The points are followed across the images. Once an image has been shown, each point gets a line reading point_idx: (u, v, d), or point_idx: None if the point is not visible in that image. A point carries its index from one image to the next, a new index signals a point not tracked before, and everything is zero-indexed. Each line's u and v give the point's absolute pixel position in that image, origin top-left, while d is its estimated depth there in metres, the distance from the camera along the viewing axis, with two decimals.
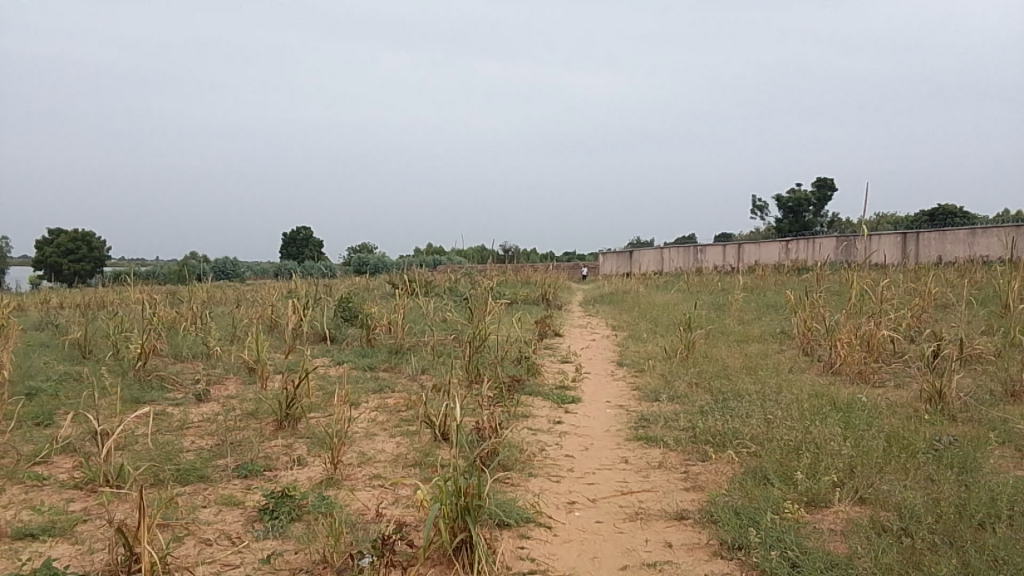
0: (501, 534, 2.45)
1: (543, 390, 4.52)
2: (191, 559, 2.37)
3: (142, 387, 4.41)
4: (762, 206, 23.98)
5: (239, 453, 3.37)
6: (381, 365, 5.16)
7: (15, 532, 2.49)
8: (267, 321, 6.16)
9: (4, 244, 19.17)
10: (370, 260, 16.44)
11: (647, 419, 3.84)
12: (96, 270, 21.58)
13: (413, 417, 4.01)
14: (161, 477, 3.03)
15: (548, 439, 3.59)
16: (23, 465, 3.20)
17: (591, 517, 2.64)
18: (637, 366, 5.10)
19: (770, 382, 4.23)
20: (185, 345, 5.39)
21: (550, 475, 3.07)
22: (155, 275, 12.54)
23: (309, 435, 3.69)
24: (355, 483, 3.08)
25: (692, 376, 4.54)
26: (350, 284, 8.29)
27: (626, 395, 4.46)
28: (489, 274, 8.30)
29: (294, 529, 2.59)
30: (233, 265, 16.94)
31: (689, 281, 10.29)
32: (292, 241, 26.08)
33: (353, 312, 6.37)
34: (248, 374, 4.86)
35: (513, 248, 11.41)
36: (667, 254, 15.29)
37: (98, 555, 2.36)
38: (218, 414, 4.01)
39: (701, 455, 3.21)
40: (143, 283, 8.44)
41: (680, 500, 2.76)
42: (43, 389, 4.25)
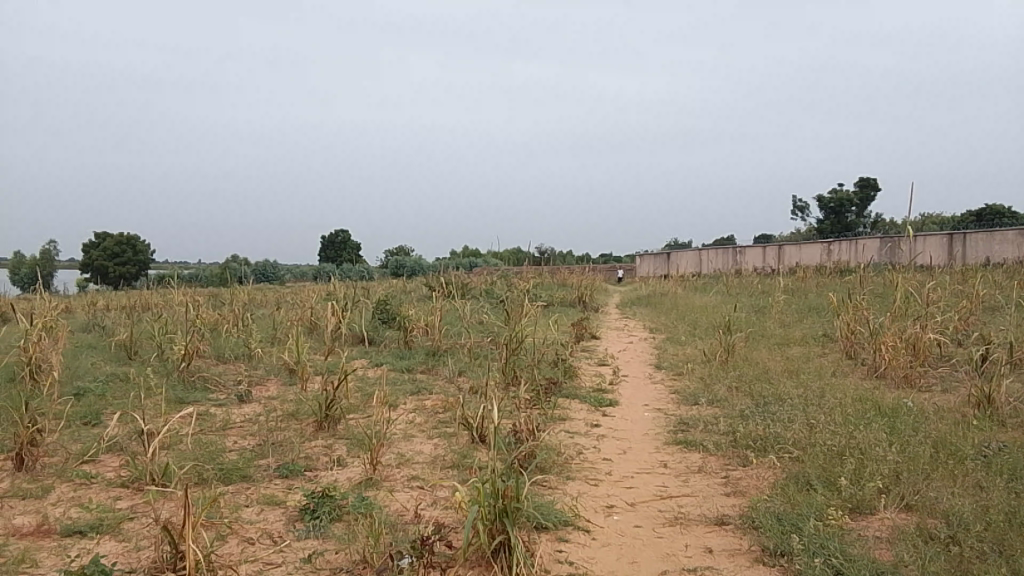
0: (539, 537, 2.44)
1: (580, 393, 4.51)
2: (234, 557, 2.41)
3: (185, 388, 4.50)
4: (802, 207, 23.62)
5: (280, 454, 3.42)
6: (418, 367, 5.19)
7: (64, 529, 2.56)
8: (306, 323, 6.24)
9: (52, 247, 19.77)
10: (407, 263, 16.56)
11: (686, 423, 3.80)
12: (141, 273, 22.09)
13: (451, 419, 4.03)
14: (204, 476, 3.09)
15: (585, 442, 3.58)
16: (72, 464, 3.29)
17: (629, 522, 2.61)
18: (676, 369, 5.06)
19: (813, 386, 4.16)
20: (227, 346, 5.48)
21: (588, 479, 3.05)
22: (197, 277, 12.79)
23: (348, 436, 3.73)
24: (394, 484, 3.10)
25: (732, 379, 4.48)
26: (388, 287, 8.36)
27: (664, 399, 4.42)
28: (526, 276, 8.30)
29: (335, 529, 2.62)
30: (273, 268, 17.21)
31: (728, 283, 10.17)
32: (331, 244, 26.41)
33: (391, 314, 6.42)
34: (288, 375, 4.92)
35: (549, 250, 11.40)
36: (706, 255, 15.14)
37: (144, 552, 2.41)
38: (260, 414, 4.07)
39: (742, 460, 3.17)
40: (186, 286, 8.62)
41: (720, 505, 2.73)
42: (91, 389, 4.36)
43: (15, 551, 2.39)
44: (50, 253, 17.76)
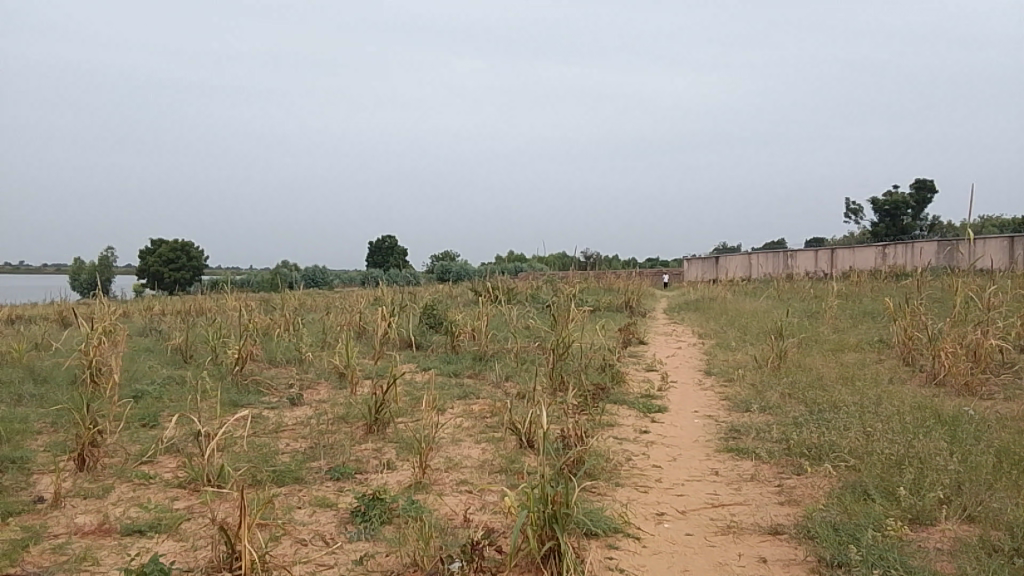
0: (589, 543, 2.43)
1: (628, 399, 4.48)
2: (288, 558, 2.45)
3: (239, 391, 4.60)
4: (856, 210, 23.11)
5: (331, 456, 3.47)
6: (465, 372, 5.22)
7: (125, 528, 2.63)
8: (355, 327, 6.33)
9: (111, 254, 20.45)
10: (453, 268, 16.68)
11: (737, 430, 3.74)
12: (195, 278, 22.67)
13: (498, 424, 4.03)
14: (258, 478, 3.14)
15: (634, 448, 3.55)
16: (131, 465, 3.38)
17: (681, 530, 2.58)
18: (726, 375, 4.99)
19: (869, 394, 4.06)
20: (278, 350, 5.59)
21: (638, 485, 3.02)
22: (249, 283, 13.09)
23: (397, 439, 3.77)
24: (443, 488, 3.11)
25: (784, 386, 4.40)
26: (435, 292, 8.42)
27: (715, 405, 4.36)
28: (572, 280, 8.28)
29: (385, 532, 2.64)
30: (322, 273, 17.49)
31: (778, 287, 9.99)
32: (379, 250, 26.74)
33: (438, 319, 6.47)
34: (338, 379, 5.00)
35: (595, 255, 11.36)
36: (755, 259, 14.91)
37: (201, 552, 2.47)
38: (311, 418, 4.14)
39: (796, 468, 3.11)
40: (239, 291, 8.82)
41: (774, 514, 2.68)
42: (148, 391, 4.49)
43: (78, 549, 2.47)
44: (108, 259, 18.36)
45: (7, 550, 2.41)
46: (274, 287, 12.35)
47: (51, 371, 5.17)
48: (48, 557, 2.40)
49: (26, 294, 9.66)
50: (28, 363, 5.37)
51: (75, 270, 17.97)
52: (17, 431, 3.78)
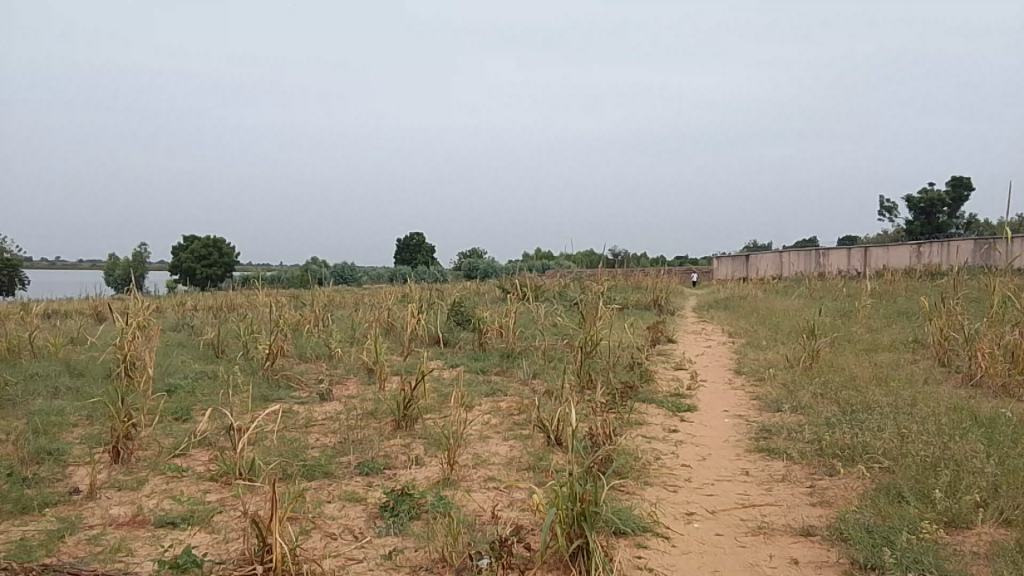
0: (618, 542, 2.42)
1: (657, 398, 4.45)
2: (318, 552, 2.47)
3: (270, 385, 4.65)
4: (890, 208, 22.75)
5: (360, 451, 3.50)
6: (493, 369, 5.22)
7: (159, 520, 2.67)
8: (384, 324, 6.36)
9: (144, 251, 20.82)
10: (481, 266, 16.72)
11: (768, 430, 3.70)
12: (226, 275, 22.98)
13: (526, 421, 4.03)
14: (289, 472, 3.18)
15: (663, 447, 3.53)
16: (164, 457, 3.44)
17: (710, 530, 2.56)
18: (757, 374, 4.94)
19: (903, 394, 3.99)
20: (308, 346, 5.64)
21: (667, 485, 3.00)
22: (279, 279, 13.24)
23: (425, 435, 3.78)
24: (471, 484, 3.12)
25: (816, 386, 4.34)
26: (463, 289, 8.44)
27: (745, 405, 4.32)
28: (600, 278, 8.25)
29: (414, 527, 2.66)
30: (350, 270, 17.63)
31: (810, 286, 9.86)
32: (407, 247, 26.89)
33: (466, 316, 6.49)
34: (367, 375, 5.03)
35: (623, 253, 11.31)
36: (786, 258, 14.74)
37: (233, 544, 2.50)
38: (340, 413, 4.17)
39: (829, 470, 3.07)
40: (269, 287, 8.91)
41: (806, 515, 2.65)
42: (181, 386, 4.56)
43: (113, 540, 2.51)
44: (141, 255, 18.67)
45: (44, 540, 2.46)
46: (304, 283, 12.48)
47: (86, 365, 5.26)
48: (84, 547, 2.45)
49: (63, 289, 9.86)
50: (65, 356, 5.48)
51: (110, 266, 18.30)
52: (54, 423, 3.86)
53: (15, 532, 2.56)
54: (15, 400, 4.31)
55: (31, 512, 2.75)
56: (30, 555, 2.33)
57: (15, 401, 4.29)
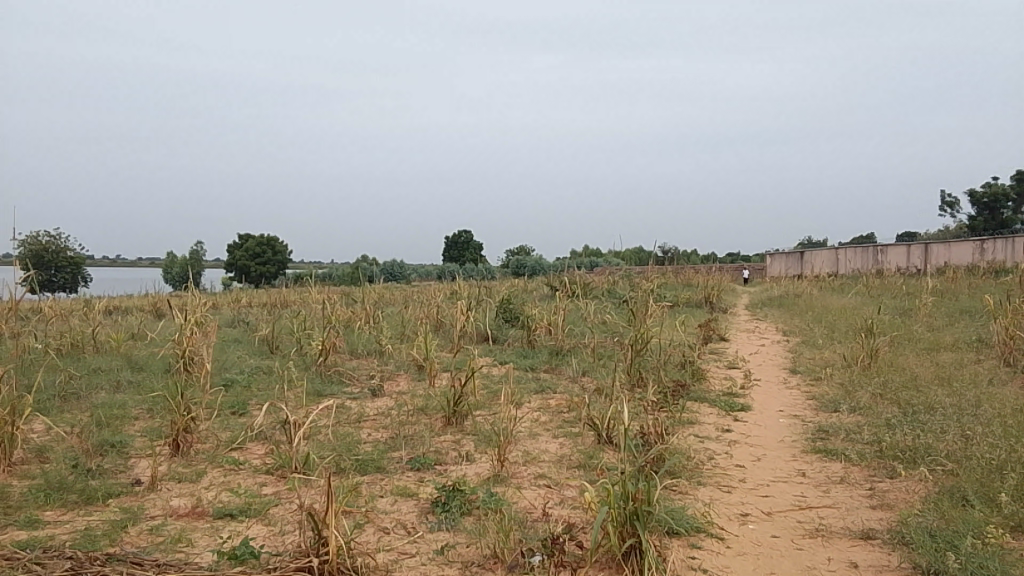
0: (671, 542, 2.39)
1: (710, 397, 4.39)
2: (371, 545, 2.51)
3: (322, 381, 4.74)
4: (952, 203, 22.05)
5: (411, 447, 3.53)
6: (542, 366, 5.22)
7: (217, 512, 2.74)
8: (433, 321, 6.41)
9: (201, 249, 21.42)
10: (529, 263, 16.74)
11: (825, 430, 3.62)
12: (279, 272, 23.48)
13: (576, 419, 4.02)
14: (343, 466, 3.23)
15: (716, 447, 3.48)
16: (222, 451, 3.52)
17: (766, 531, 2.52)
18: (813, 374, 4.84)
19: (968, 395, 3.86)
20: (360, 342, 5.73)
21: (720, 485, 2.96)
22: (330, 277, 13.49)
23: (475, 432, 3.80)
24: (522, 481, 3.12)
25: (875, 386, 4.23)
26: (511, 286, 8.44)
27: (801, 405, 4.23)
28: (650, 275, 8.17)
29: (465, 523, 2.67)
30: (400, 267, 17.84)
31: (868, 283, 9.63)
32: (455, 244, 27.08)
33: (514, 314, 6.50)
34: (417, 371, 5.08)
35: (673, 249, 11.18)
36: (841, 255, 14.40)
37: (288, 537, 2.55)
38: (392, 408, 4.22)
39: (889, 472, 2.99)
40: (321, 284, 9.05)
41: (865, 518, 2.58)
42: (238, 380, 4.67)
43: (174, 531, 2.58)
44: (197, 254, 19.22)
45: (108, 530, 2.54)
46: (355, 281, 12.66)
47: (147, 360, 5.43)
48: (145, 537, 2.52)
49: (125, 286, 10.17)
50: (126, 352, 5.65)
51: (168, 263, 18.82)
52: (117, 416, 3.99)
53: (81, 522, 2.65)
54: (79, 394, 4.47)
55: (96, 502, 2.84)
56: (95, 544, 2.41)
57: (79, 395, 4.45)
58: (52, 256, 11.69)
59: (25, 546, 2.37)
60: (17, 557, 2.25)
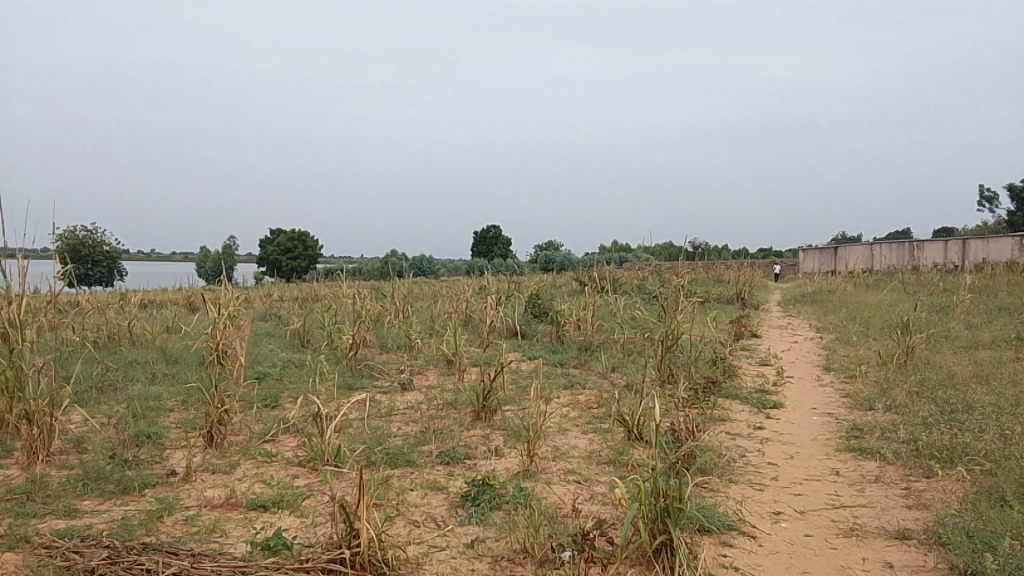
0: (703, 539, 2.38)
1: (741, 394, 4.35)
2: (402, 538, 2.53)
3: (353, 374, 4.79)
4: (990, 198, 21.61)
5: (441, 441, 3.55)
6: (571, 362, 5.21)
7: (251, 503, 2.78)
8: (462, 316, 6.43)
9: (233, 244, 21.75)
10: (557, 258, 16.71)
11: (860, 429, 3.57)
12: (310, 267, 23.73)
13: (605, 415, 4.01)
14: (373, 459, 3.25)
15: (749, 445, 3.45)
16: (254, 443, 3.57)
17: (799, 530, 2.49)
18: (847, 372, 4.77)
19: (1008, 394, 3.78)
20: (390, 337, 5.77)
21: (753, 483, 2.94)
22: (360, 271, 13.59)
23: (504, 427, 3.81)
24: (552, 476, 3.12)
25: (912, 384, 4.16)
26: (540, 281, 8.45)
27: (835, 403, 4.18)
28: (680, 270, 8.12)
29: (495, 517, 2.68)
30: (429, 263, 17.93)
31: (904, 279, 9.47)
32: (484, 240, 27.14)
33: (543, 309, 6.50)
34: (446, 366, 5.10)
35: (703, 245, 11.10)
36: (876, 250, 14.18)
37: (321, 528, 2.58)
38: (421, 403, 4.25)
39: (925, 471, 2.94)
40: (350, 279, 9.12)
41: (900, 518, 2.54)
42: (270, 373, 4.74)
43: (208, 521, 2.62)
44: (229, 248, 19.53)
45: (144, 520, 2.59)
46: (385, 276, 12.76)
47: (181, 352, 5.53)
48: (180, 527, 2.57)
49: (160, 280, 10.35)
50: (161, 345, 5.76)
51: (201, 258, 19.14)
52: (152, 408, 4.06)
53: (118, 511, 2.70)
54: (116, 385, 4.56)
55: (132, 492, 2.90)
56: (131, 533, 2.46)
57: (116, 386, 4.54)
58: (89, 250, 11.91)
59: (64, 535, 2.42)
60: (56, 546, 2.30)
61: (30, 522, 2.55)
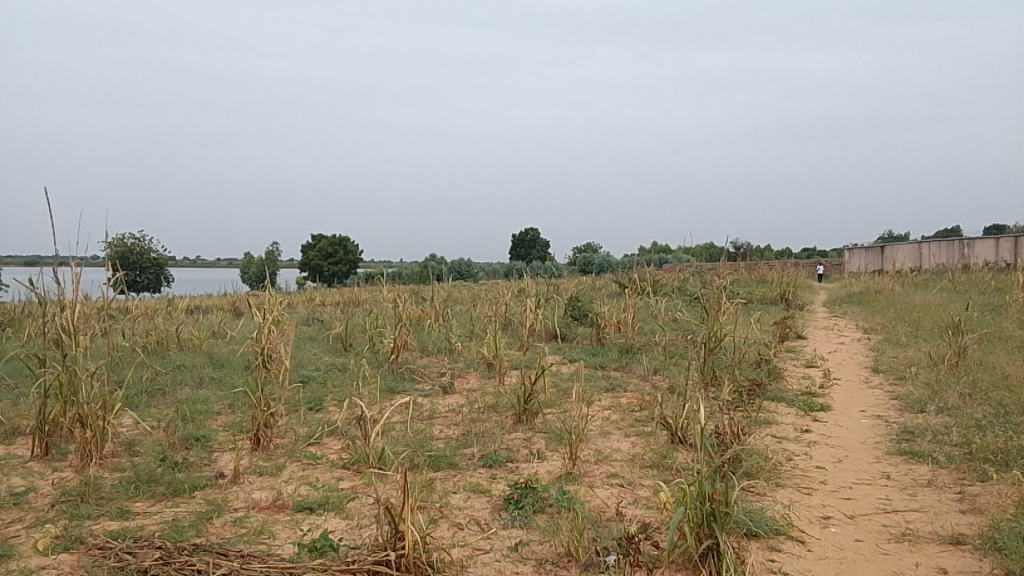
0: (749, 544, 2.35)
1: (788, 396, 4.29)
2: (446, 540, 2.54)
3: (395, 378, 4.84)
4: None
5: (483, 444, 3.57)
6: (612, 364, 5.19)
7: (297, 505, 2.82)
8: (502, 319, 6.46)
9: (276, 250, 22.17)
10: (596, 260, 16.67)
11: (911, 431, 3.50)
12: (351, 272, 24.01)
13: (648, 418, 3.98)
14: (416, 462, 3.28)
15: (796, 448, 3.40)
16: (300, 446, 3.63)
17: (849, 535, 2.45)
18: (897, 373, 4.67)
19: None
20: (430, 340, 5.82)
21: (800, 487, 2.89)
22: (400, 275, 13.72)
23: (546, 430, 3.81)
24: (594, 480, 3.11)
25: (964, 385, 4.06)
26: (580, 284, 8.43)
27: (884, 406, 4.09)
28: (722, 270, 8.03)
29: (538, 520, 2.68)
30: (468, 266, 18.05)
31: (954, 278, 9.23)
32: (522, 243, 27.20)
33: (583, 311, 6.49)
34: (487, 369, 5.12)
35: (745, 245, 10.97)
36: (925, 249, 13.85)
37: (366, 530, 2.61)
38: (463, 405, 4.27)
39: (980, 475, 2.86)
40: (391, 283, 9.21)
41: (955, 523, 2.48)
42: (314, 377, 4.81)
43: (256, 523, 2.68)
44: (272, 253, 19.93)
45: (194, 521, 2.65)
46: (424, 279, 12.85)
47: (228, 357, 5.64)
48: (229, 529, 2.62)
49: (207, 286, 10.58)
50: (208, 349, 5.88)
51: (245, 263, 19.58)
52: (201, 412, 4.15)
53: (169, 513, 2.77)
54: (165, 389, 4.67)
55: (183, 494, 2.97)
56: (183, 535, 2.51)
57: (165, 390, 4.64)
58: (138, 256, 12.19)
59: (117, 536, 2.49)
60: (110, 546, 2.37)
61: (85, 524, 2.63)
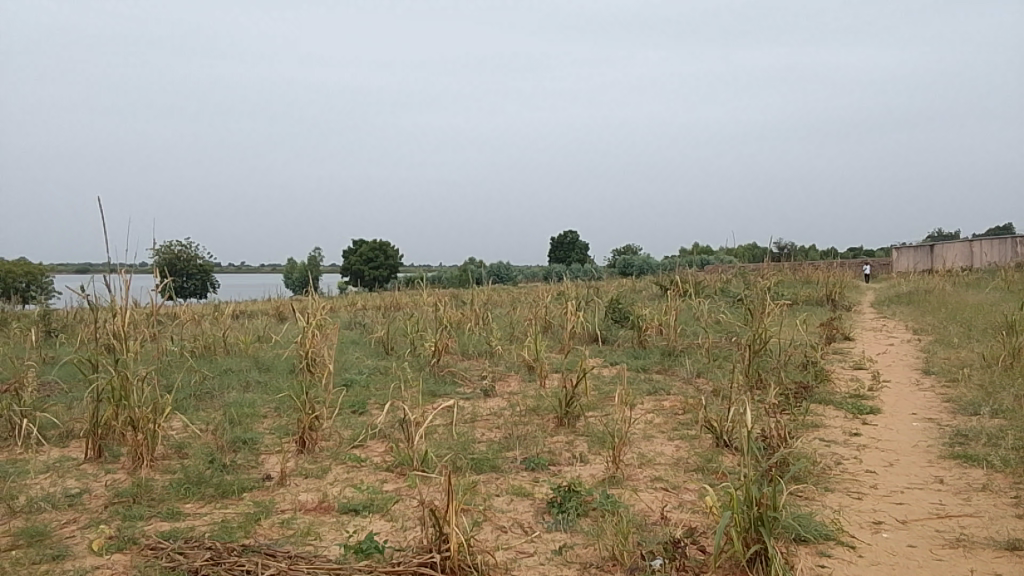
0: (798, 549, 2.31)
1: (835, 398, 4.21)
2: (490, 543, 2.55)
3: (437, 381, 4.87)
4: None
5: (525, 447, 3.57)
6: (654, 367, 5.16)
7: (343, 507, 2.86)
8: (542, 322, 6.45)
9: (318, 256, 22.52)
10: (636, 262, 16.57)
11: (965, 435, 3.40)
12: (391, 276, 24.26)
13: (692, 421, 3.95)
14: (459, 465, 3.30)
15: (845, 451, 3.33)
16: (344, 448, 3.67)
17: (902, 540, 2.39)
18: (949, 375, 4.55)
19: None
20: (471, 343, 5.85)
21: (850, 491, 2.84)
22: (439, 278, 13.84)
23: (588, 433, 3.80)
24: (638, 484, 3.09)
25: (1021, 387, 3.94)
26: (620, 286, 8.38)
27: (936, 408, 3.99)
28: (766, 272, 7.91)
29: (582, 524, 2.67)
30: (507, 270, 18.09)
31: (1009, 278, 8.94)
32: (561, 245, 27.17)
33: (623, 314, 6.46)
34: (528, 371, 5.12)
35: (789, 245, 10.79)
36: (977, 248, 13.46)
37: (410, 533, 2.63)
38: (505, 408, 4.29)
39: None
40: (431, 287, 9.27)
41: (1011, 528, 2.41)
42: (357, 380, 4.87)
43: (302, 524, 2.72)
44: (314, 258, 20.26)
45: (243, 522, 2.70)
46: (464, 283, 12.91)
47: (272, 361, 5.73)
48: (276, 530, 2.66)
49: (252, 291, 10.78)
50: (254, 353, 5.99)
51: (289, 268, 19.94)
52: (247, 415, 4.22)
53: (218, 514, 2.83)
54: (212, 393, 4.77)
55: (231, 496, 3.03)
56: (231, 535, 2.57)
57: (213, 394, 4.74)
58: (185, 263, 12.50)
59: (169, 537, 2.55)
60: (162, 547, 2.43)
61: (138, 524, 2.70)
